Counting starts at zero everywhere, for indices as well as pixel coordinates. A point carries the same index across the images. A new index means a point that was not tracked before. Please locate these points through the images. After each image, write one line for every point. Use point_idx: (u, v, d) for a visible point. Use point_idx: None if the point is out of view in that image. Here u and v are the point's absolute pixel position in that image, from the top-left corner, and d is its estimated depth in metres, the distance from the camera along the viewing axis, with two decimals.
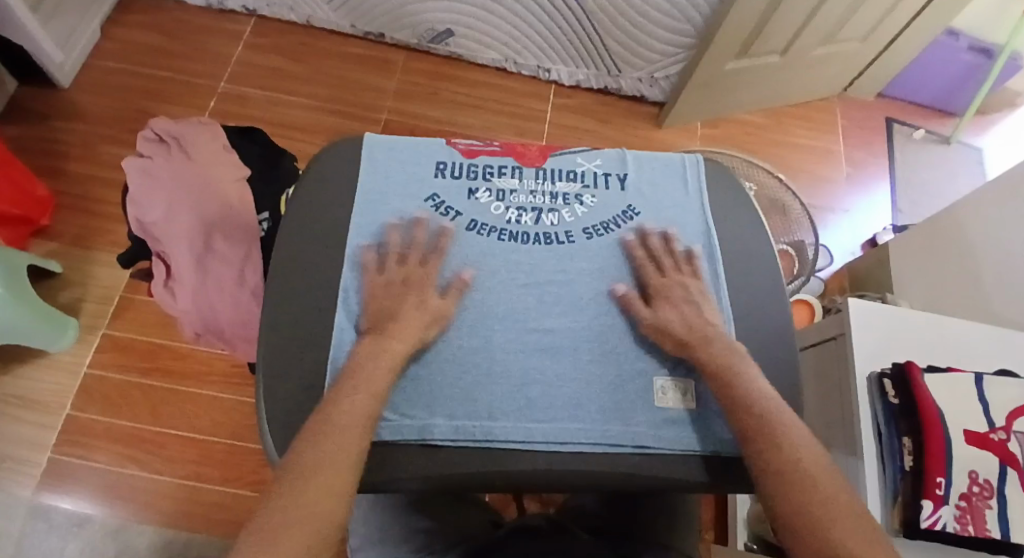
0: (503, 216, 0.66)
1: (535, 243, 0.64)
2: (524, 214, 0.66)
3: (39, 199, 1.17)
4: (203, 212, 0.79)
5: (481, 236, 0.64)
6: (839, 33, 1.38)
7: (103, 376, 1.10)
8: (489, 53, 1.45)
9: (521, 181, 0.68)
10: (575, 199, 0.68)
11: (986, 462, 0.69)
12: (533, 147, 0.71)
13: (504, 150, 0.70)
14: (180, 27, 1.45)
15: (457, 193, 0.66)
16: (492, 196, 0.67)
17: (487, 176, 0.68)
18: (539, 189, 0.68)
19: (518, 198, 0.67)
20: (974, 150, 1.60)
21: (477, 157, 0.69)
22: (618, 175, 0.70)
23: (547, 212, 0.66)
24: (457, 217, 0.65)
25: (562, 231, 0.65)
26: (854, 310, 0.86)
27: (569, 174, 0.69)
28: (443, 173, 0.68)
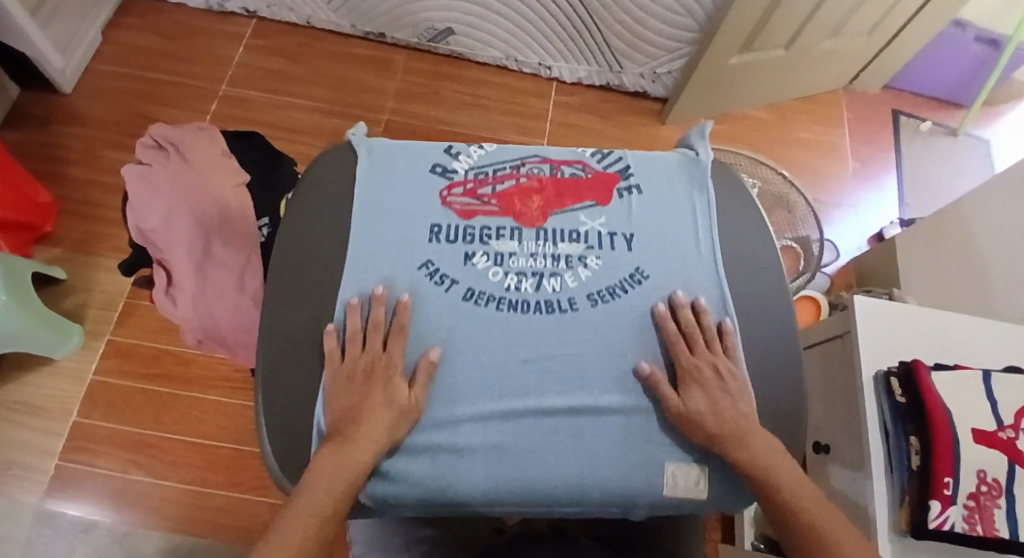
0: (501, 283, 0.62)
1: (536, 311, 0.61)
2: (524, 279, 0.63)
3: (41, 206, 1.17)
4: (204, 219, 0.79)
5: (479, 306, 0.60)
6: (844, 26, 1.36)
7: (108, 381, 1.11)
8: (489, 51, 1.44)
9: (520, 244, 0.65)
10: (579, 263, 0.64)
11: (996, 461, 0.68)
12: (533, 204, 0.68)
13: (502, 210, 0.67)
14: (180, 31, 1.45)
15: (452, 258, 0.63)
16: (489, 261, 0.63)
17: (484, 238, 0.64)
18: (539, 252, 0.65)
19: (516, 262, 0.64)
20: (981, 142, 1.58)
21: (473, 218, 0.66)
22: (626, 234, 0.66)
23: (548, 277, 0.63)
24: (452, 286, 0.61)
25: (565, 297, 0.62)
26: (859, 307, 0.84)
27: (572, 234, 0.66)
28: (436, 236, 0.64)
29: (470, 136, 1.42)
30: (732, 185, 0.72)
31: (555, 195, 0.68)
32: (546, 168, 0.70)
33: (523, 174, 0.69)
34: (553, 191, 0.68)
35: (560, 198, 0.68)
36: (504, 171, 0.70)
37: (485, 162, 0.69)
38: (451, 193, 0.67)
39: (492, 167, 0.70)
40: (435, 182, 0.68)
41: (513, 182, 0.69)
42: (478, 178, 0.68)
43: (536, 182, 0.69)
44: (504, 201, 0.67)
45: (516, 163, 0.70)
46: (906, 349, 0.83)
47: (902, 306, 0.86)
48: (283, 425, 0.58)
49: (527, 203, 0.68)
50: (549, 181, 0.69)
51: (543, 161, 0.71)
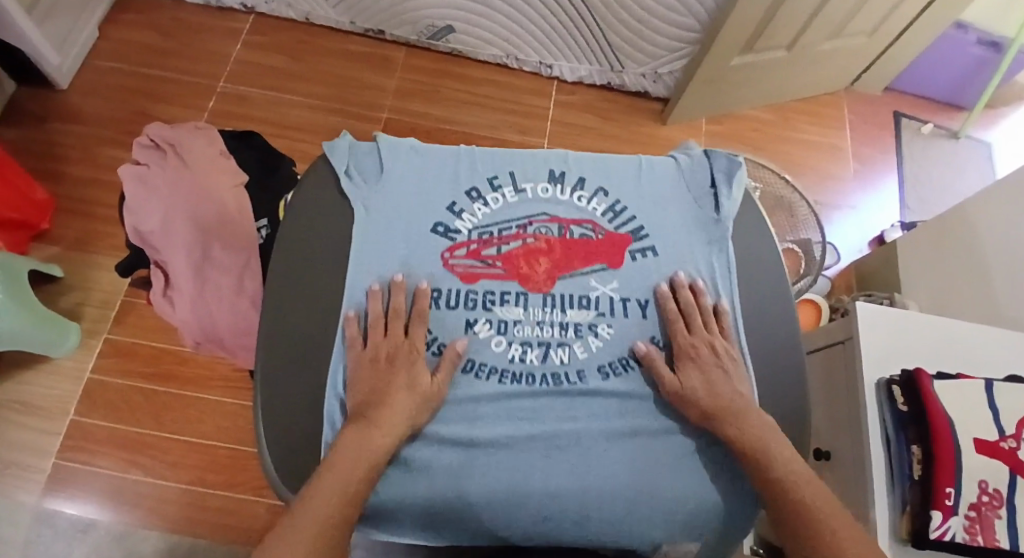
0: (505, 355, 0.63)
1: (542, 387, 0.61)
2: (529, 350, 0.63)
3: (38, 203, 1.16)
4: (202, 220, 0.78)
5: (480, 380, 0.61)
6: (847, 27, 1.35)
7: (105, 382, 1.10)
8: (490, 49, 1.43)
9: (526, 310, 0.64)
10: (588, 332, 0.64)
11: (997, 471, 0.68)
12: (541, 267, 0.66)
13: (507, 272, 0.65)
14: (178, 26, 1.43)
15: (453, 329, 0.64)
16: (493, 329, 0.63)
17: (487, 304, 0.64)
18: (546, 320, 0.64)
19: (521, 331, 0.64)
20: (982, 144, 1.57)
21: (476, 282, 0.65)
22: (639, 299, 0.66)
23: (555, 348, 0.63)
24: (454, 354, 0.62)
25: (573, 371, 0.62)
26: (861, 313, 0.84)
27: (581, 299, 0.65)
28: (438, 303, 0.64)
29: (472, 135, 1.41)
30: (759, 239, 0.70)
31: (563, 257, 0.67)
32: (554, 227, 0.68)
33: (529, 234, 0.67)
34: (561, 253, 0.67)
35: (569, 261, 0.66)
36: (510, 229, 0.67)
37: (489, 220, 0.67)
38: (453, 254, 0.66)
39: (497, 224, 0.68)
40: (437, 243, 0.66)
41: (518, 242, 0.67)
42: (482, 238, 0.67)
43: (544, 243, 0.67)
44: (509, 262, 0.66)
45: (523, 221, 0.68)
46: (912, 356, 0.83)
47: (908, 315, 0.86)
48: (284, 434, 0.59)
49: (533, 265, 0.66)
50: (557, 241, 0.67)
51: (551, 219, 0.68)
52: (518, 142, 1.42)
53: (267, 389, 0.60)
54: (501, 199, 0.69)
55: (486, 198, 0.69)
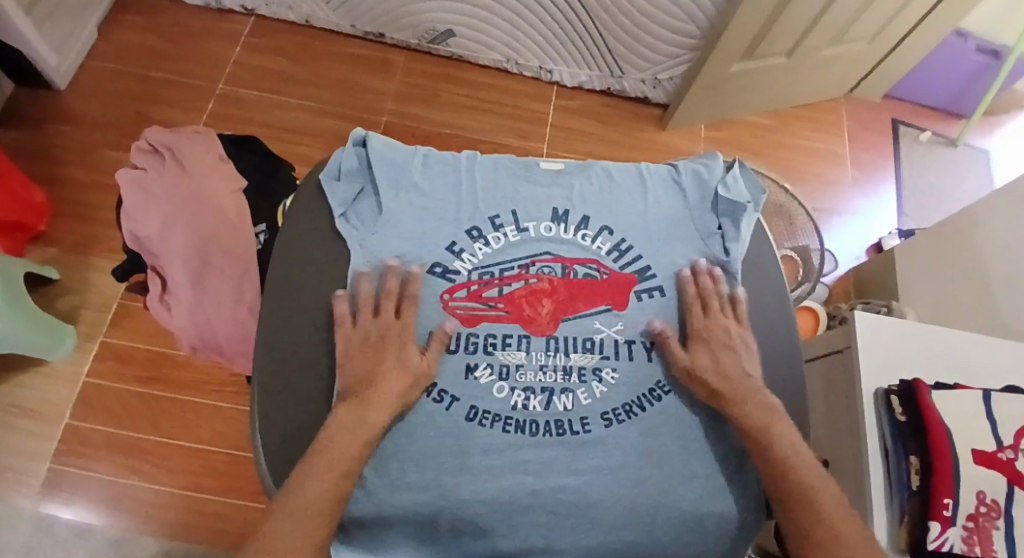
0: (508, 400, 0.63)
1: (546, 433, 0.62)
2: (533, 396, 0.63)
3: (36, 205, 1.15)
4: (200, 225, 0.77)
5: (483, 427, 0.61)
6: (848, 33, 1.35)
7: (102, 385, 1.10)
8: (490, 53, 1.43)
9: (528, 355, 0.65)
10: (593, 377, 0.64)
11: (995, 482, 0.68)
12: (544, 310, 0.67)
13: (510, 315, 0.66)
14: (178, 28, 1.43)
15: (454, 374, 0.63)
16: (495, 374, 0.64)
17: (488, 348, 0.65)
18: (549, 363, 0.65)
19: (525, 376, 0.64)
20: (981, 152, 1.58)
21: (478, 325, 0.65)
22: (644, 342, 0.66)
23: (559, 395, 0.64)
24: (455, 404, 0.62)
25: (577, 417, 0.63)
26: (860, 322, 0.84)
27: (586, 343, 0.66)
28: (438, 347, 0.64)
29: (471, 139, 1.40)
30: (764, 285, 0.71)
31: (566, 299, 0.67)
32: (558, 267, 0.69)
33: (532, 274, 0.68)
34: (565, 294, 0.67)
35: (571, 303, 0.67)
36: (512, 270, 0.68)
37: (491, 261, 0.68)
38: (454, 296, 0.66)
39: (498, 266, 0.68)
40: (437, 285, 0.67)
41: (521, 283, 0.68)
42: (484, 279, 0.67)
43: (547, 283, 0.68)
44: (511, 304, 0.66)
45: (525, 262, 0.69)
46: (913, 366, 0.82)
47: (911, 324, 0.86)
48: (278, 442, 0.60)
49: (536, 307, 0.67)
50: (559, 282, 0.68)
51: (555, 259, 0.69)
52: (518, 147, 1.41)
53: (265, 396, 0.61)
54: (502, 238, 0.69)
55: (487, 238, 0.69)
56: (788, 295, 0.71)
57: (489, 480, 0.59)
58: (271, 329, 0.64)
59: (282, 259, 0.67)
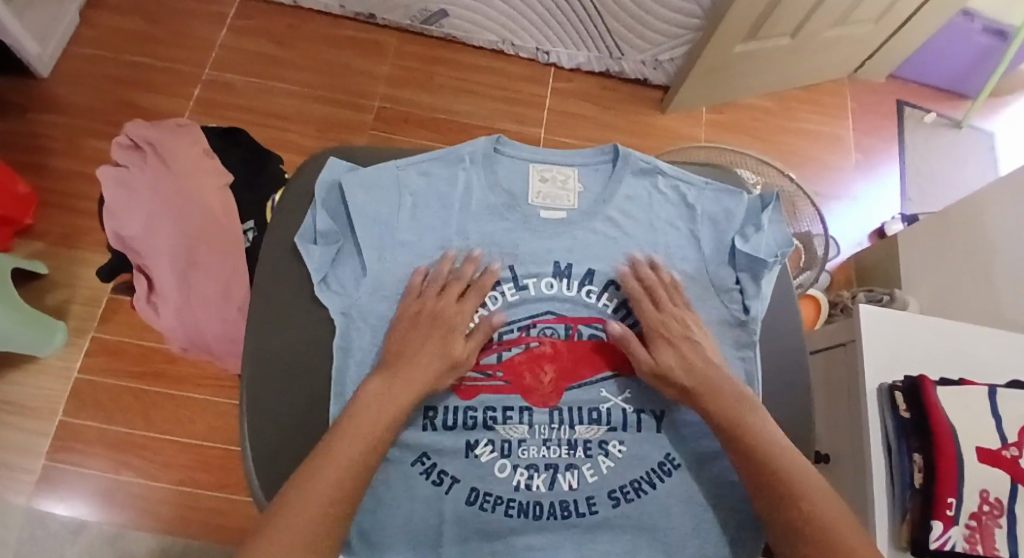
0: (509, 481, 0.60)
1: (550, 516, 0.59)
2: (536, 474, 0.60)
3: (21, 197, 1.12)
4: (187, 224, 0.75)
5: (484, 512, 0.58)
6: (854, 13, 1.31)
7: (94, 381, 1.08)
8: (485, 35, 1.39)
9: (531, 428, 0.62)
10: (599, 451, 0.62)
11: (998, 481, 0.68)
12: (546, 378, 0.63)
13: (510, 385, 0.63)
14: (162, 10, 1.38)
15: (453, 452, 0.60)
16: (496, 451, 0.60)
17: (488, 422, 0.61)
18: (553, 438, 0.62)
19: (527, 451, 0.61)
20: (985, 134, 1.55)
21: (475, 398, 0.62)
22: (653, 412, 0.64)
23: (564, 471, 0.61)
24: (453, 485, 0.59)
25: (582, 497, 0.60)
26: (865, 316, 0.83)
27: (591, 414, 0.63)
28: (434, 423, 0.61)
29: (467, 124, 1.37)
30: (786, 334, 0.70)
31: (570, 364, 0.64)
32: (560, 328, 0.66)
33: (533, 338, 0.65)
34: (567, 358, 0.65)
35: (575, 369, 0.64)
36: (512, 332, 0.65)
37: (487, 324, 0.65)
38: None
39: (496, 329, 0.65)
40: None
41: (521, 348, 0.64)
42: (481, 344, 0.64)
43: (549, 347, 0.65)
44: (510, 372, 0.63)
45: (526, 323, 0.66)
46: (918, 361, 0.81)
47: (917, 316, 0.84)
48: (270, 458, 0.59)
49: (538, 375, 0.63)
50: (562, 344, 0.65)
51: (557, 318, 0.66)
52: (515, 132, 1.38)
53: (256, 407, 0.60)
54: (500, 298, 0.67)
55: (483, 298, 0.66)
56: (804, 350, 0.70)
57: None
58: (257, 343, 0.62)
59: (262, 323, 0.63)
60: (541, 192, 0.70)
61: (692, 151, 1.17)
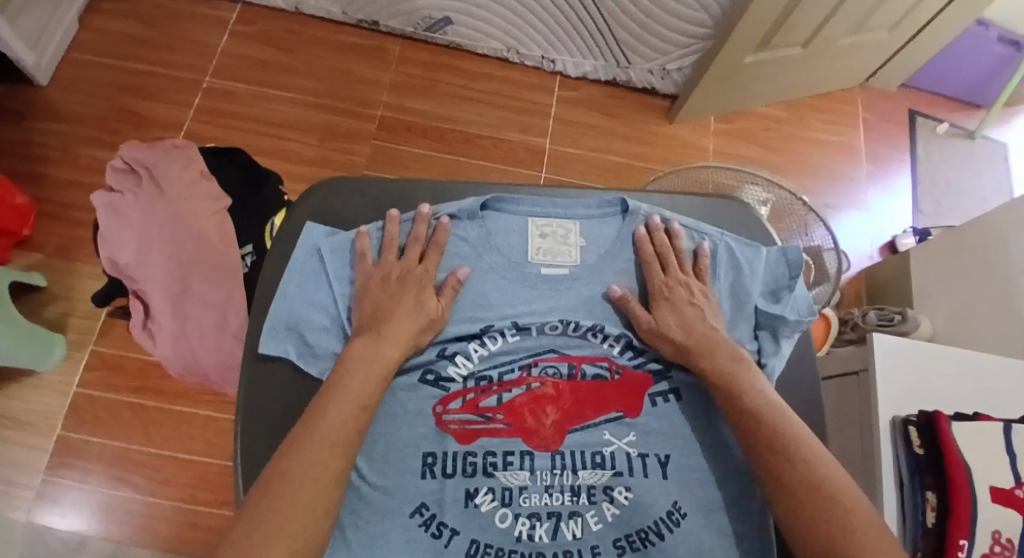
0: (512, 531, 0.57)
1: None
2: (539, 523, 0.57)
3: (19, 209, 1.11)
4: (183, 251, 0.74)
5: None
6: (868, 21, 1.28)
7: (93, 396, 1.07)
8: (490, 42, 1.36)
9: (532, 474, 0.59)
10: (603, 496, 0.59)
11: (1011, 521, 0.65)
12: (548, 419, 0.61)
13: (511, 429, 0.60)
14: (162, 15, 1.36)
15: (453, 502, 0.57)
16: (496, 500, 0.58)
17: (489, 469, 0.59)
18: (555, 484, 0.59)
19: (529, 499, 0.58)
20: (999, 145, 1.52)
21: (475, 443, 0.60)
22: (659, 455, 0.61)
23: (568, 520, 0.58)
24: (454, 537, 0.56)
25: (587, 547, 0.57)
26: (877, 345, 0.81)
27: (595, 458, 0.60)
28: (432, 471, 0.58)
29: (470, 134, 1.34)
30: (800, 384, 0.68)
31: (572, 407, 0.62)
32: (563, 367, 0.64)
33: (535, 377, 0.63)
34: (570, 400, 0.63)
35: (579, 411, 0.62)
36: (513, 372, 0.64)
37: (487, 365, 0.64)
38: (448, 407, 0.61)
39: (497, 368, 0.64)
40: (428, 395, 0.62)
41: (522, 389, 0.63)
42: (480, 386, 0.63)
43: (551, 388, 0.63)
44: (512, 415, 0.61)
45: (528, 361, 0.64)
46: (934, 395, 0.79)
47: (937, 348, 0.82)
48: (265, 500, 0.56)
49: (540, 418, 0.61)
50: (565, 385, 0.63)
51: (560, 357, 0.65)
52: (520, 142, 1.36)
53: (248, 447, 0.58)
54: (501, 337, 0.65)
55: (484, 336, 0.65)
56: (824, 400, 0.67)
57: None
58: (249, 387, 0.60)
59: (252, 374, 0.61)
60: (540, 247, 0.68)
61: (701, 168, 1.14)
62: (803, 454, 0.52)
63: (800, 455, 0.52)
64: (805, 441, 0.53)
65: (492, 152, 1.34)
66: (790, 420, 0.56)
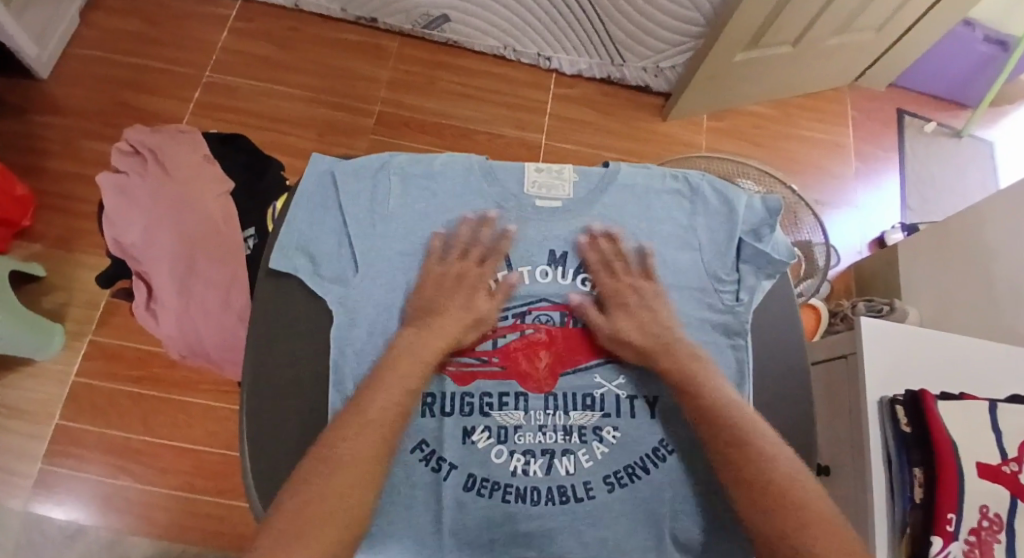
0: (507, 466, 0.57)
1: (547, 502, 0.56)
2: (532, 460, 0.57)
3: (19, 199, 1.12)
4: (187, 231, 0.75)
5: (481, 497, 0.56)
6: (856, 21, 1.31)
7: (92, 385, 1.08)
8: (487, 40, 1.38)
9: (527, 414, 0.59)
10: (593, 436, 0.59)
11: (998, 495, 0.67)
12: (542, 363, 0.61)
13: (506, 371, 0.60)
14: (162, 11, 1.37)
15: (450, 438, 0.57)
16: (493, 438, 0.58)
17: (485, 409, 0.59)
18: (549, 423, 0.59)
19: (523, 438, 0.58)
20: (985, 143, 1.55)
21: (472, 385, 0.59)
22: (648, 397, 0.60)
23: (559, 457, 0.58)
24: (451, 472, 0.56)
25: (579, 482, 0.57)
26: (866, 329, 0.83)
27: (585, 400, 0.60)
28: (431, 410, 0.58)
29: (467, 129, 1.36)
30: (775, 333, 0.65)
31: (565, 351, 0.62)
32: (556, 315, 0.63)
33: (529, 324, 0.63)
34: (563, 345, 0.62)
35: (571, 355, 0.62)
36: (508, 319, 0.63)
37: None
38: None
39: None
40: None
41: (517, 334, 0.62)
42: (477, 331, 0.62)
43: (544, 334, 0.62)
44: (507, 358, 0.61)
45: (522, 309, 0.63)
46: (921, 376, 0.81)
47: (926, 333, 0.84)
48: (268, 438, 0.56)
49: (534, 361, 0.61)
50: (558, 331, 0.63)
51: (553, 306, 0.64)
52: (516, 138, 1.38)
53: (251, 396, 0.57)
54: (497, 285, 0.63)
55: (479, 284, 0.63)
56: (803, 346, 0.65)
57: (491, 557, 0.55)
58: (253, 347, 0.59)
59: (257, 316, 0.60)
60: (535, 182, 0.67)
61: (693, 159, 1.16)
62: (757, 447, 0.52)
63: (757, 450, 0.52)
64: (760, 431, 0.54)
65: (489, 148, 1.35)
66: (742, 412, 0.55)
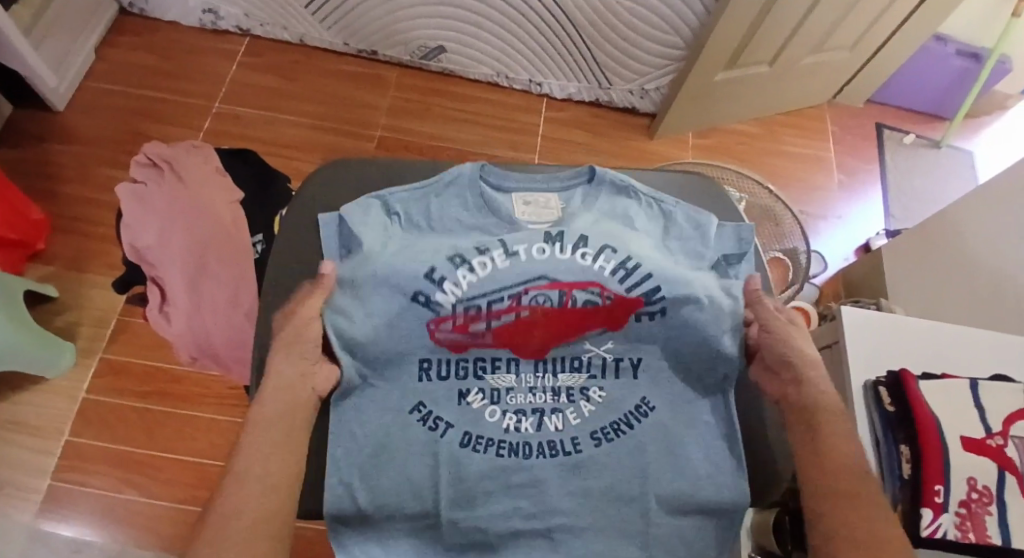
0: (500, 424, 0.61)
1: (538, 455, 0.60)
2: (523, 418, 0.62)
3: (34, 223, 1.17)
4: (200, 236, 0.80)
5: (477, 452, 0.60)
6: (828, 41, 1.39)
7: (101, 400, 1.10)
8: (481, 68, 1.46)
9: (518, 377, 0.63)
10: (580, 396, 0.63)
11: (985, 468, 0.69)
12: (535, 335, 0.63)
13: (500, 342, 0.63)
14: (175, 47, 1.46)
15: (446, 399, 0.61)
16: (486, 399, 0.62)
17: (478, 373, 0.63)
18: (539, 385, 0.63)
19: (514, 399, 0.63)
20: (964, 153, 1.61)
21: (467, 352, 0.62)
22: (632, 359, 0.64)
23: (549, 415, 0.62)
24: (447, 430, 0.60)
25: (568, 437, 0.61)
26: (847, 318, 0.86)
27: (573, 362, 0.64)
28: (428, 374, 0.61)
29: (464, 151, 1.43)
30: None
31: (561, 324, 0.63)
32: (554, 295, 0.63)
33: (526, 305, 0.63)
34: (557, 320, 0.63)
35: (567, 328, 0.63)
36: (503, 300, 0.63)
37: (479, 291, 0.63)
38: (442, 325, 0.62)
39: (487, 296, 0.63)
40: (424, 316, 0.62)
41: (513, 315, 0.63)
42: (471, 311, 0.62)
43: (541, 313, 0.63)
44: (501, 332, 0.63)
45: (518, 290, 0.63)
46: (909, 358, 0.83)
47: (906, 319, 0.87)
48: None
49: (528, 334, 0.63)
50: (554, 310, 0.63)
51: (551, 284, 0.63)
52: (509, 158, 1.44)
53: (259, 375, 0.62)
54: (491, 264, 0.64)
55: (473, 264, 0.63)
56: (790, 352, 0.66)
57: (485, 508, 0.59)
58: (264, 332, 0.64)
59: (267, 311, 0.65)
60: (525, 214, 0.68)
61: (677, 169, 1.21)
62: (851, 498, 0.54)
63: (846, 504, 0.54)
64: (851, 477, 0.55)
65: None
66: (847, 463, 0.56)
